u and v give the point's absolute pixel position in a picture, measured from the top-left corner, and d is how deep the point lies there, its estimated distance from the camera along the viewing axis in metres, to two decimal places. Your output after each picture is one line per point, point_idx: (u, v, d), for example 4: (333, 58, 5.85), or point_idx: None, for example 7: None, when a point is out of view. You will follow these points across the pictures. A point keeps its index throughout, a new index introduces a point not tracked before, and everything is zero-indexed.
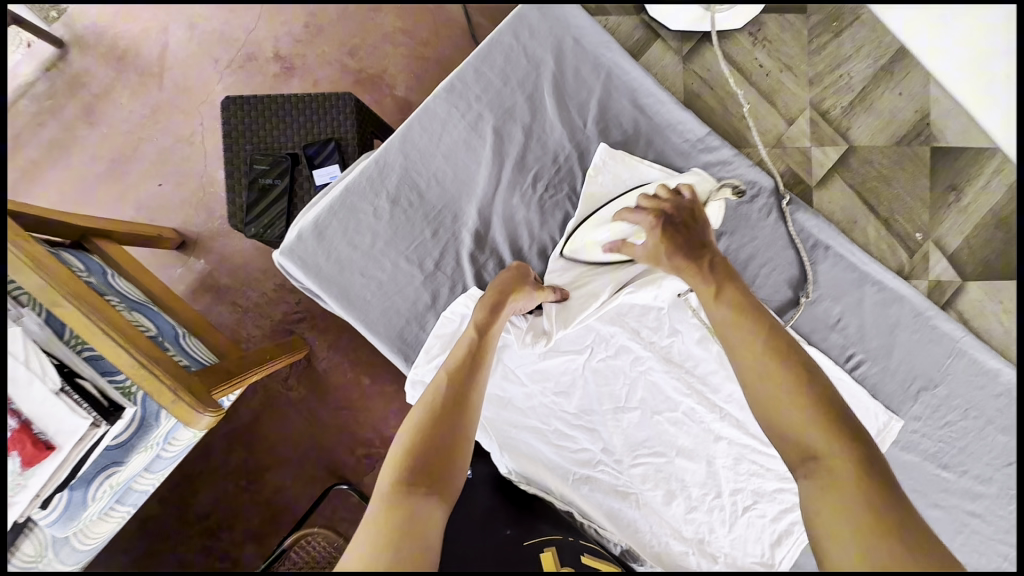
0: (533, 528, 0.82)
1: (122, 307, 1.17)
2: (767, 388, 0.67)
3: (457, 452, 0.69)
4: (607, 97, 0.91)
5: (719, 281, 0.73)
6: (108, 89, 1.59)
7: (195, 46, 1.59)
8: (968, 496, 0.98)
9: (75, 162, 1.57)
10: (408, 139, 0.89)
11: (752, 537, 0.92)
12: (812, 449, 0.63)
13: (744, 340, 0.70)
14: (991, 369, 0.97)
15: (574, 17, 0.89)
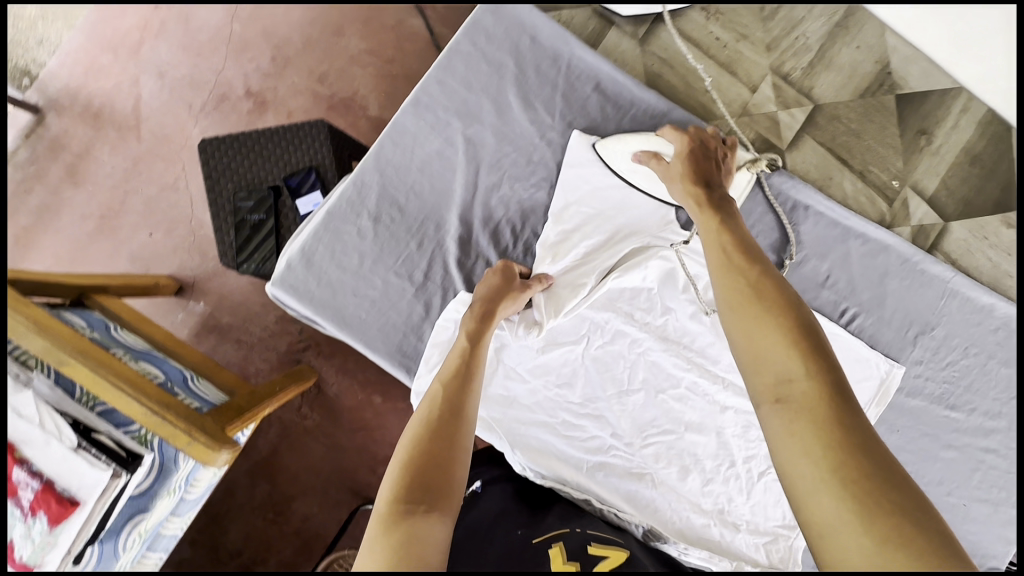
0: (542, 523, 0.81)
1: (128, 357, 1.21)
2: (744, 319, 0.66)
3: (455, 465, 0.67)
4: (571, 90, 0.93)
5: (727, 217, 0.78)
6: (89, 147, 1.61)
7: (168, 94, 1.62)
8: (980, 433, 0.99)
9: (66, 223, 1.59)
10: (382, 157, 0.90)
11: (771, 501, 0.94)
12: (783, 372, 0.60)
13: (730, 268, 0.71)
14: (985, 306, 0.98)
15: (527, 15, 0.91)
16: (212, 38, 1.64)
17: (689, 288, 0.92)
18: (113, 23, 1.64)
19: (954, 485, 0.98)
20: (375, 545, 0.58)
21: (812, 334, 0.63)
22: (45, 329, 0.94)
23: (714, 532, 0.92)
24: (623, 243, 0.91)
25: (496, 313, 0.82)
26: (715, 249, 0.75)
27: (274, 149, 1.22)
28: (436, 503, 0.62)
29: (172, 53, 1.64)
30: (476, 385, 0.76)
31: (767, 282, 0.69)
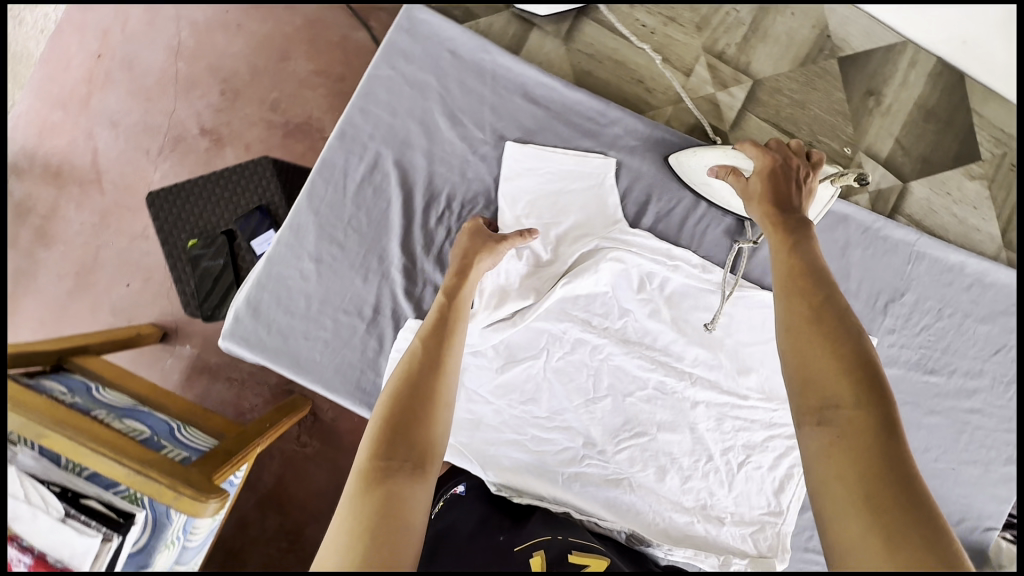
0: (522, 530, 0.80)
1: (111, 418, 1.18)
2: (797, 340, 0.63)
3: (436, 424, 0.67)
4: (498, 99, 0.90)
5: (795, 236, 0.72)
6: (54, 207, 1.53)
7: (125, 143, 1.54)
8: (964, 394, 0.97)
9: (40, 287, 1.51)
10: (314, 196, 0.88)
11: (749, 489, 0.93)
12: (830, 397, 0.58)
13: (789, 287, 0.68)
14: (955, 264, 0.96)
15: (443, 30, 0.88)
16: (158, 80, 1.56)
17: (646, 288, 0.91)
18: (59, 79, 1.55)
19: (942, 449, 0.97)
20: (355, 504, 0.58)
21: (866, 361, 0.60)
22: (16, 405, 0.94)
23: (698, 525, 0.92)
24: (572, 249, 0.89)
25: (472, 273, 0.82)
26: (781, 266, 0.71)
27: (223, 193, 1.21)
28: (419, 464, 0.63)
29: (122, 101, 1.56)
30: (455, 346, 0.75)
31: (826, 303, 0.65)
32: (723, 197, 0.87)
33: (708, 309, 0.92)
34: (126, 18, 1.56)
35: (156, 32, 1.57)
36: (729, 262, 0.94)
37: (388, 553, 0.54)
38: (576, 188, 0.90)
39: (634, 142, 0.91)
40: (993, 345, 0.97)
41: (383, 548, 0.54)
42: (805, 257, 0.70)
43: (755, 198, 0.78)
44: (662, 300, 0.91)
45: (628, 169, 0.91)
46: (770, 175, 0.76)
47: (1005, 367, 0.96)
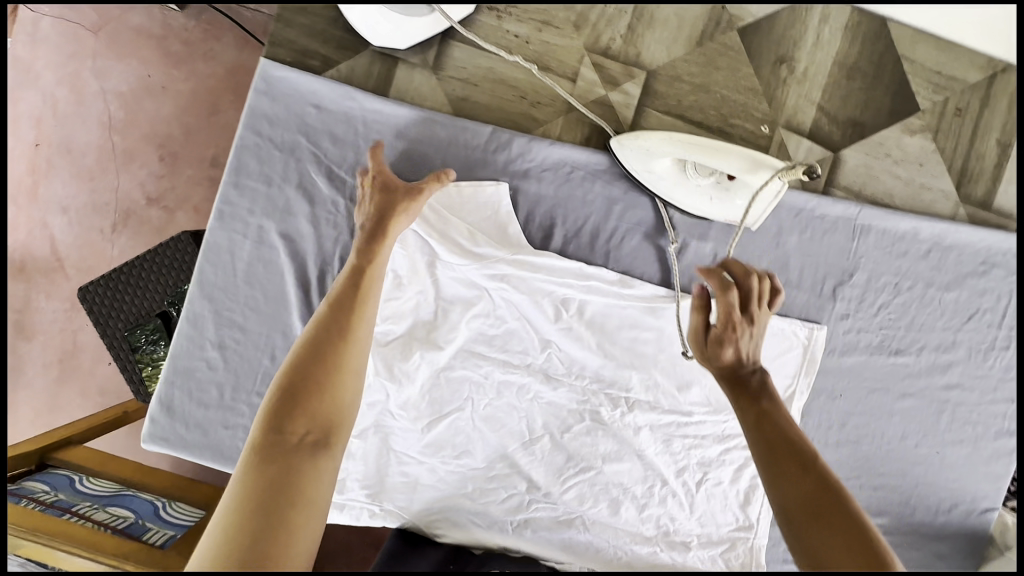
0: (480, 567, 0.79)
1: (93, 508, 1.02)
2: (812, 535, 0.57)
3: (339, 393, 0.66)
4: (374, 146, 0.84)
5: (761, 407, 0.67)
6: (28, 302, 1.38)
7: (82, 229, 1.37)
8: (938, 370, 0.88)
9: (22, 386, 1.37)
10: (205, 283, 0.85)
11: (710, 507, 0.86)
12: None
13: (790, 485, 0.61)
14: (907, 232, 0.86)
15: (304, 84, 0.83)
16: (98, 158, 1.37)
17: (565, 317, 0.85)
18: None
19: (921, 433, 0.88)
20: (249, 473, 0.59)
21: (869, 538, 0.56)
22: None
23: (662, 550, 0.85)
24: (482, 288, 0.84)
25: (388, 233, 0.76)
26: (760, 447, 0.64)
27: (150, 274, 1.18)
28: (320, 438, 0.63)
29: (70, 184, 1.37)
30: (367, 311, 0.72)
31: (823, 489, 0.60)
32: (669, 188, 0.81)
33: (632, 327, 0.86)
34: (53, 101, 1.35)
35: (85, 108, 1.36)
36: (653, 271, 0.87)
37: (281, 528, 0.56)
38: (468, 223, 0.84)
39: (526, 164, 0.85)
40: (964, 312, 0.87)
41: (275, 524, 0.56)
42: (782, 431, 0.65)
43: (704, 356, 0.73)
44: (584, 325, 0.85)
45: (525, 195, 0.85)
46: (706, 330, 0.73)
47: (980, 334, 0.87)
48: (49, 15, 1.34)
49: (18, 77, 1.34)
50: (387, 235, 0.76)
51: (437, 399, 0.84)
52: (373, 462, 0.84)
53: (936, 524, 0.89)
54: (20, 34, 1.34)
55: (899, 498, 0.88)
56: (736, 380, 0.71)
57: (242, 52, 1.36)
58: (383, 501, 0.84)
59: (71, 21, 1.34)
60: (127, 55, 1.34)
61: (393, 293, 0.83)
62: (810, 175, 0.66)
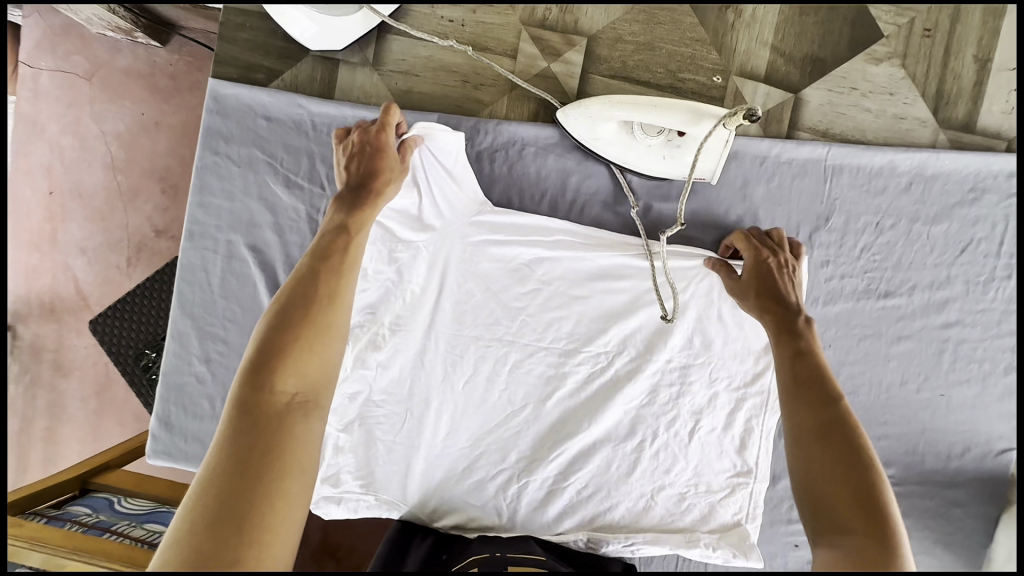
0: (467, 546, 0.82)
1: (133, 525, 1.08)
2: (809, 459, 0.65)
3: (323, 355, 0.67)
4: (326, 149, 0.85)
5: (800, 331, 0.74)
6: (61, 341, 1.47)
7: (101, 266, 1.45)
8: (933, 309, 0.83)
9: (66, 418, 1.48)
10: (186, 301, 0.88)
11: (701, 467, 0.85)
12: (843, 520, 0.60)
13: (799, 416, 0.68)
14: (882, 167, 0.81)
15: (253, 98, 0.85)
16: (107, 198, 1.43)
17: (533, 280, 0.85)
18: (22, 221, 1.45)
19: (923, 376, 0.83)
20: (233, 430, 0.59)
21: (864, 467, 0.63)
22: (35, 539, 0.94)
23: (657, 512, 0.85)
24: (444, 261, 0.85)
25: (382, 197, 0.77)
26: (786, 380, 0.71)
27: (155, 301, 1.24)
28: (308, 398, 0.63)
29: (84, 226, 1.45)
30: (353, 275, 0.73)
31: (833, 421, 0.66)
32: (619, 150, 0.78)
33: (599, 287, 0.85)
34: (59, 149, 1.42)
35: (89, 152, 1.43)
36: (616, 239, 0.85)
37: (275, 482, 0.56)
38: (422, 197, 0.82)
39: (476, 147, 0.85)
40: (956, 244, 0.82)
41: (266, 479, 0.56)
42: (808, 369, 0.71)
43: (752, 290, 0.77)
44: (551, 286, 0.85)
45: (479, 179, 0.85)
46: (757, 269, 0.78)
47: (976, 265, 0.82)
48: (46, 69, 1.40)
49: (26, 131, 1.43)
50: (375, 199, 0.77)
51: (418, 388, 0.86)
52: (361, 455, 0.86)
53: (949, 470, 0.84)
54: (21, 90, 1.41)
55: (906, 446, 0.84)
56: (786, 318, 0.75)
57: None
58: (375, 492, 0.86)
59: (65, 71, 1.40)
60: (119, 99, 1.40)
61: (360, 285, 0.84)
62: (751, 118, 0.63)
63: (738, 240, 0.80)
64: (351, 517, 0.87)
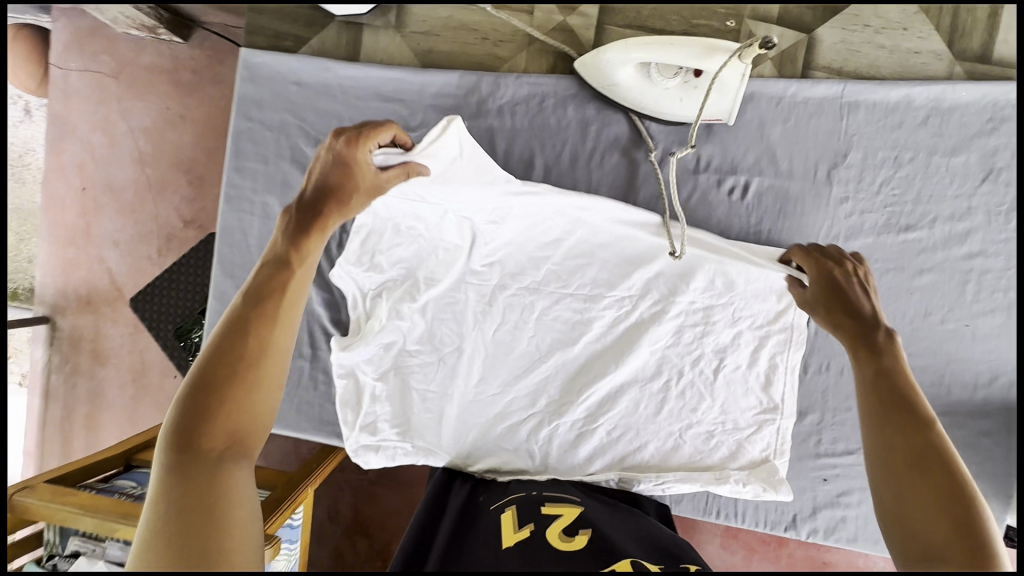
0: (504, 487, 0.85)
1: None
2: (893, 480, 0.63)
3: (252, 402, 0.65)
4: (353, 111, 0.89)
5: (876, 346, 0.73)
6: (98, 331, 1.53)
7: (133, 258, 1.51)
8: (955, 240, 0.84)
9: (107, 403, 1.54)
10: (226, 263, 0.93)
11: (728, 405, 0.86)
12: (933, 544, 0.57)
13: (886, 438, 0.66)
14: (899, 102, 0.83)
15: (282, 65, 0.89)
16: (137, 191, 1.49)
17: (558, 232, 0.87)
18: (59, 217, 1.51)
19: (947, 307, 0.84)
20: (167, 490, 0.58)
21: (958, 493, 0.59)
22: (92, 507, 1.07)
23: (685, 452, 0.87)
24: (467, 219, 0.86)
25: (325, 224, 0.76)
26: (869, 403, 0.70)
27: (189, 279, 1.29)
28: (239, 448, 0.62)
29: (117, 220, 1.51)
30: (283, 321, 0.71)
31: (922, 445, 0.64)
32: (635, 96, 0.81)
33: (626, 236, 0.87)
34: (91, 147, 1.48)
35: (119, 147, 1.48)
36: (638, 184, 0.87)
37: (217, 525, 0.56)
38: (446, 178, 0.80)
39: (497, 101, 0.87)
40: (976, 175, 0.83)
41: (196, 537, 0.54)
42: (888, 385, 0.70)
43: (823, 307, 0.77)
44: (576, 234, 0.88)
45: (502, 133, 0.88)
46: (825, 282, 0.78)
47: (998, 194, 0.82)
48: (75, 69, 1.46)
49: (59, 131, 1.49)
50: (323, 224, 0.75)
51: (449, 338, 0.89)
52: (396, 404, 0.89)
53: (976, 399, 0.85)
54: (53, 90, 1.47)
55: (932, 377, 0.85)
56: (860, 331, 0.75)
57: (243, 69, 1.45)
58: (415, 437, 0.88)
59: (93, 69, 1.45)
60: (146, 93, 1.45)
61: (394, 240, 0.88)
62: (767, 46, 0.65)
63: (794, 254, 0.81)
64: (389, 465, 0.89)
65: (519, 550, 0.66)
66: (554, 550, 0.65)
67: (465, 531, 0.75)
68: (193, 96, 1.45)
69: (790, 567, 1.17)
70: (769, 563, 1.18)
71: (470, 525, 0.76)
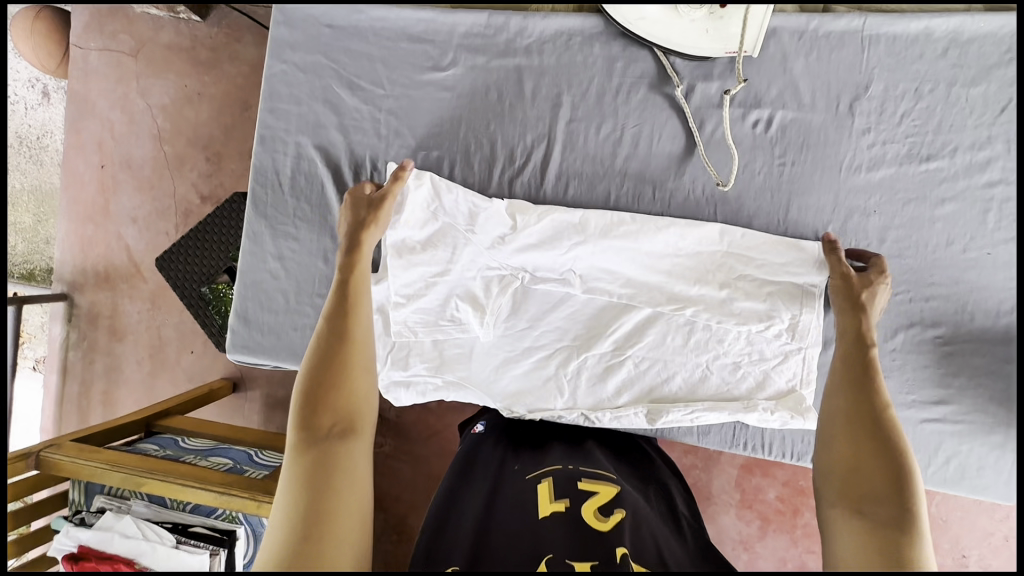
0: (540, 458, 0.79)
1: (198, 458, 1.21)
2: (841, 437, 0.69)
3: (350, 386, 0.73)
4: (384, 53, 0.92)
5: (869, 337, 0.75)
6: (116, 307, 1.53)
7: (151, 234, 1.51)
8: (975, 170, 0.85)
9: (125, 378, 1.54)
10: (259, 204, 0.95)
11: (754, 337, 0.86)
12: (873, 494, 0.62)
13: (836, 401, 0.72)
14: (919, 34, 0.84)
15: (315, 9, 0.92)
16: (155, 168, 1.49)
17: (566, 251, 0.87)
18: (77, 192, 1.52)
19: (968, 236, 0.86)
20: (292, 471, 0.65)
21: (900, 462, 0.64)
22: (119, 462, 1.08)
23: (712, 383, 0.88)
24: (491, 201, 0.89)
25: (365, 244, 0.83)
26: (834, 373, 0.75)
27: (212, 240, 1.30)
28: (347, 427, 0.69)
29: (134, 196, 1.51)
30: (362, 312, 0.78)
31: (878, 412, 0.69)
32: (662, 30, 0.84)
33: (635, 235, 0.86)
34: (110, 124, 1.49)
35: (137, 125, 1.48)
36: (664, 119, 0.89)
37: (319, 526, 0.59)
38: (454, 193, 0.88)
39: (525, 41, 0.90)
40: (999, 103, 0.84)
41: (322, 492, 0.63)
42: (858, 370, 0.73)
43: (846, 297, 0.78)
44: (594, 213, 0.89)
45: (530, 71, 0.90)
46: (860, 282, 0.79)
47: (1019, 122, 0.83)
48: (95, 48, 1.47)
49: (79, 109, 1.49)
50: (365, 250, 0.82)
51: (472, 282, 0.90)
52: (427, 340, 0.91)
53: (999, 327, 0.86)
54: (72, 69, 1.48)
55: (954, 306, 0.87)
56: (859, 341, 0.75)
57: (261, 47, 1.43)
58: (445, 372, 0.91)
59: (114, 49, 1.46)
60: (165, 71, 1.46)
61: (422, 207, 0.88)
62: None
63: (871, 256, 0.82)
64: (419, 401, 0.94)
65: (554, 526, 0.63)
66: (592, 532, 0.62)
67: (498, 499, 0.70)
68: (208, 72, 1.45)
69: (804, 536, 1.22)
70: (784, 534, 1.24)
71: (504, 495, 0.71)
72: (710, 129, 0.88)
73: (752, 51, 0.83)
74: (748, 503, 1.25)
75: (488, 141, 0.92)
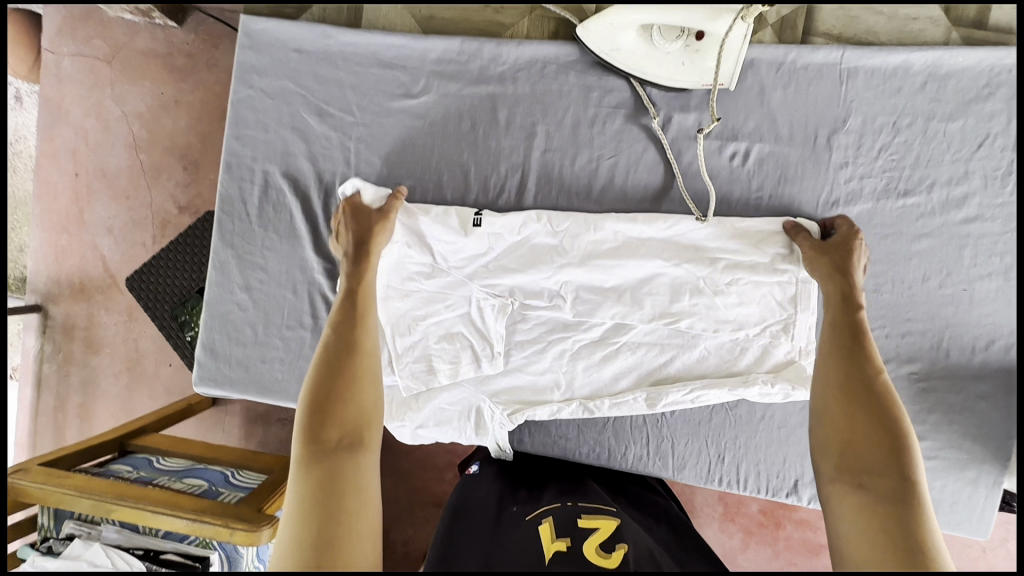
0: (536, 500, 0.79)
1: (171, 480, 1.17)
2: (836, 406, 0.67)
3: (359, 398, 0.69)
4: (354, 78, 0.89)
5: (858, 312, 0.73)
6: (90, 320, 1.49)
7: (127, 245, 1.47)
8: (953, 206, 0.84)
9: (100, 392, 1.51)
10: (226, 233, 0.92)
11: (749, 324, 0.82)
12: (873, 466, 0.62)
13: (829, 370, 0.70)
14: (897, 68, 0.83)
15: (284, 33, 0.90)
16: (131, 178, 1.45)
17: (549, 294, 0.85)
18: (48, 200, 1.47)
19: (944, 272, 0.85)
20: (298, 482, 0.62)
21: (902, 434, 0.64)
22: (87, 488, 1.04)
23: (711, 363, 0.84)
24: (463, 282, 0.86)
25: (371, 253, 0.80)
26: (826, 343, 0.73)
27: (184, 258, 1.26)
28: (355, 439, 0.66)
29: (109, 206, 1.46)
30: (371, 322, 0.76)
31: (871, 387, 0.67)
32: (636, 62, 0.82)
33: (616, 252, 0.84)
34: (84, 132, 1.44)
35: (111, 133, 1.44)
36: (642, 150, 0.87)
37: (335, 530, 0.57)
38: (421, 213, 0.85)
39: (498, 67, 0.88)
40: (975, 138, 0.83)
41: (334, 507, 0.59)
42: (848, 339, 0.71)
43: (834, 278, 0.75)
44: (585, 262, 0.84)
45: (504, 99, 0.88)
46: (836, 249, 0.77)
47: (994, 158, 0.83)
48: (67, 54, 1.42)
49: (51, 116, 1.44)
50: (369, 259, 0.80)
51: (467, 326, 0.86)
52: (413, 338, 0.86)
53: (973, 364, 0.86)
54: (43, 75, 1.43)
55: (930, 341, 0.86)
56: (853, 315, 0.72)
57: None
58: (423, 400, 0.87)
59: (86, 56, 1.41)
60: (138, 79, 1.41)
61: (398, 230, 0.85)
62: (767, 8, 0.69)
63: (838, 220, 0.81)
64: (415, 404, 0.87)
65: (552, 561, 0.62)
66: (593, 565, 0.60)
67: (498, 538, 0.70)
68: (181, 81, 1.41)
69: (787, 547, 1.21)
70: (766, 547, 1.23)
71: (504, 535, 0.70)
72: (689, 160, 0.87)
73: (728, 84, 0.81)
74: (731, 516, 1.24)
75: (460, 170, 0.89)
